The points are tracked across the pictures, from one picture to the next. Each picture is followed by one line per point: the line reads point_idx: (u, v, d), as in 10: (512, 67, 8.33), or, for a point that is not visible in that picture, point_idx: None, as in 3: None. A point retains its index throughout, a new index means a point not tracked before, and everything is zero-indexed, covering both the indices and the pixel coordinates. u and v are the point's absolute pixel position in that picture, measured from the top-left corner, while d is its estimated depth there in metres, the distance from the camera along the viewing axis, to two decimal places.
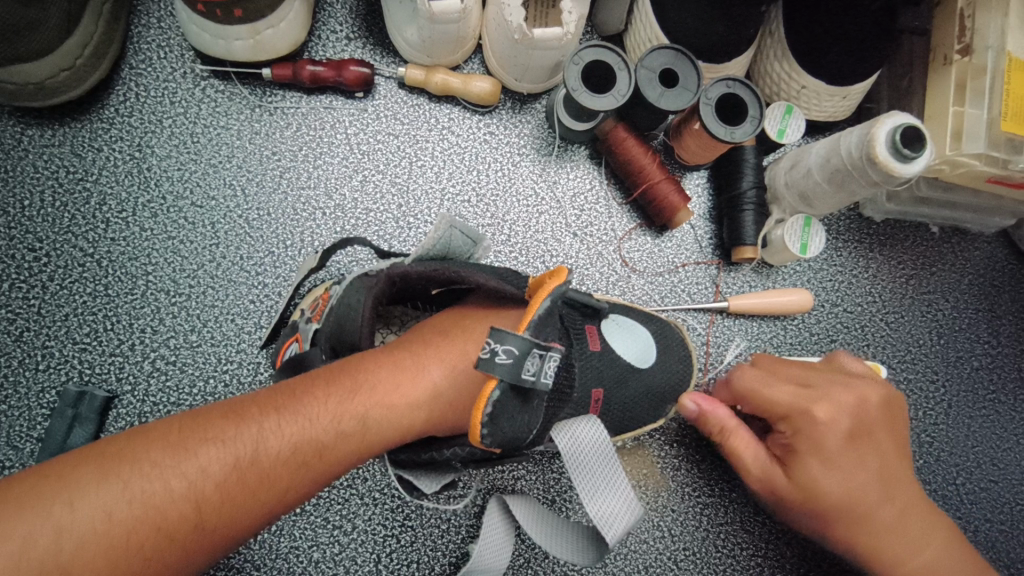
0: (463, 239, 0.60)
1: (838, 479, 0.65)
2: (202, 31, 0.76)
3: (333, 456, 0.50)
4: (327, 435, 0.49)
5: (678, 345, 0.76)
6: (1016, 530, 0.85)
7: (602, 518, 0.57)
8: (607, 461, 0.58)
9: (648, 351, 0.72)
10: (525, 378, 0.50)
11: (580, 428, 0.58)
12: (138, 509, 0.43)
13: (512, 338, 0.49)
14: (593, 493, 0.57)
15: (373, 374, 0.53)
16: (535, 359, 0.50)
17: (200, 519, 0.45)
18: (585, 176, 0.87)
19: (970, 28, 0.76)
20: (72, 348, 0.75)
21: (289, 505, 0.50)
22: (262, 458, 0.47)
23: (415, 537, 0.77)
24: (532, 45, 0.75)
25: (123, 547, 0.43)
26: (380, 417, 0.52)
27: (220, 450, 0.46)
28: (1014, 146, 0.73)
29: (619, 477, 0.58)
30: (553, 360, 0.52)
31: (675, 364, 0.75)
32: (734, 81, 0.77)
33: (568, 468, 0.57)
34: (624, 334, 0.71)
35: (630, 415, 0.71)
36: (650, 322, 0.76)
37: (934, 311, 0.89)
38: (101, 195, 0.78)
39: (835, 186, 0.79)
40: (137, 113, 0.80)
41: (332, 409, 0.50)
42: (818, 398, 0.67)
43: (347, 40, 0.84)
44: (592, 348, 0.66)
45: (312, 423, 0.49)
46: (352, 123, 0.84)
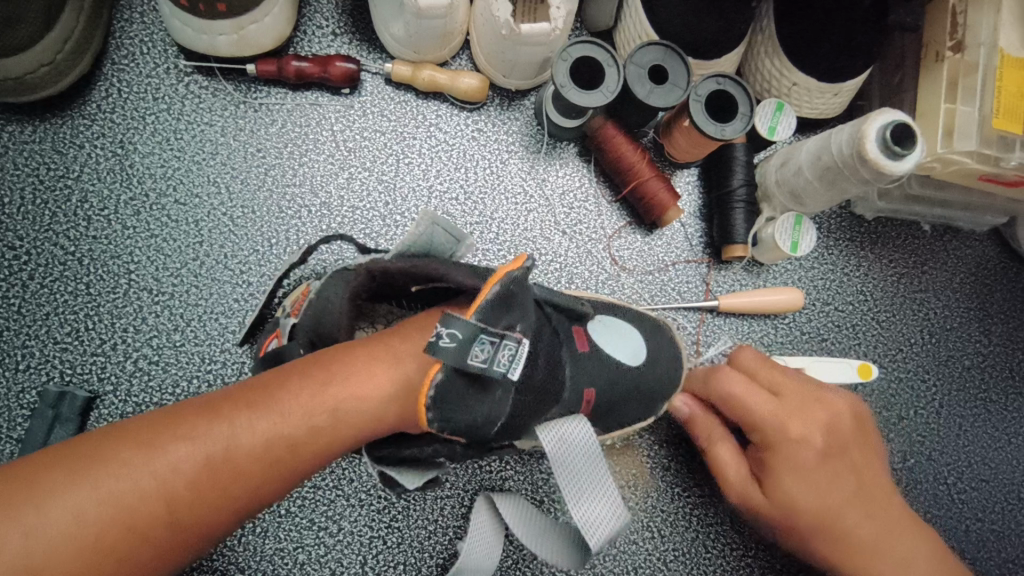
0: (446, 236, 0.58)
1: (805, 496, 0.66)
2: (185, 26, 0.75)
3: (307, 451, 0.49)
4: (300, 430, 0.49)
5: (667, 342, 0.75)
6: (1007, 530, 0.85)
7: (585, 524, 0.56)
8: (594, 463, 0.57)
9: (637, 352, 0.71)
10: (473, 364, 0.49)
11: (569, 428, 0.57)
12: (107, 509, 0.43)
13: (457, 323, 0.48)
14: (577, 497, 0.56)
15: (347, 367, 0.52)
16: (486, 345, 0.49)
17: (171, 518, 0.44)
18: (574, 173, 0.86)
19: (962, 24, 0.76)
20: (53, 347, 0.74)
21: (264, 501, 0.49)
22: (234, 456, 0.46)
23: (402, 538, 0.76)
24: (519, 40, 0.74)
25: (95, 547, 0.42)
26: (355, 409, 0.51)
27: (190, 446, 0.45)
28: (1006, 143, 0.73)
29: (606, 482, 0.57)
30: (509, 347, 0.50)
31: (664, 363, 0.74)
32: (724, 78, 0.76)
33: (555, 469, 0.56)
34: (612, 334, 0.70)
35: (618, 415, 0.70)
36: (640, 321, 0.75)
37: (925, 310, 0.89)
38: (82, 192, 0.77)
39: (826, 184, 0.78)
40: (120, 109, 0.79)
41: (305, 403, 0.49)
42: (792, 413, 0.68)
43: (333, 35, 0.83)
44: (581, 349, 0.65)
45: (285, 417, 0.48)
46: (338, 120, 0.83)
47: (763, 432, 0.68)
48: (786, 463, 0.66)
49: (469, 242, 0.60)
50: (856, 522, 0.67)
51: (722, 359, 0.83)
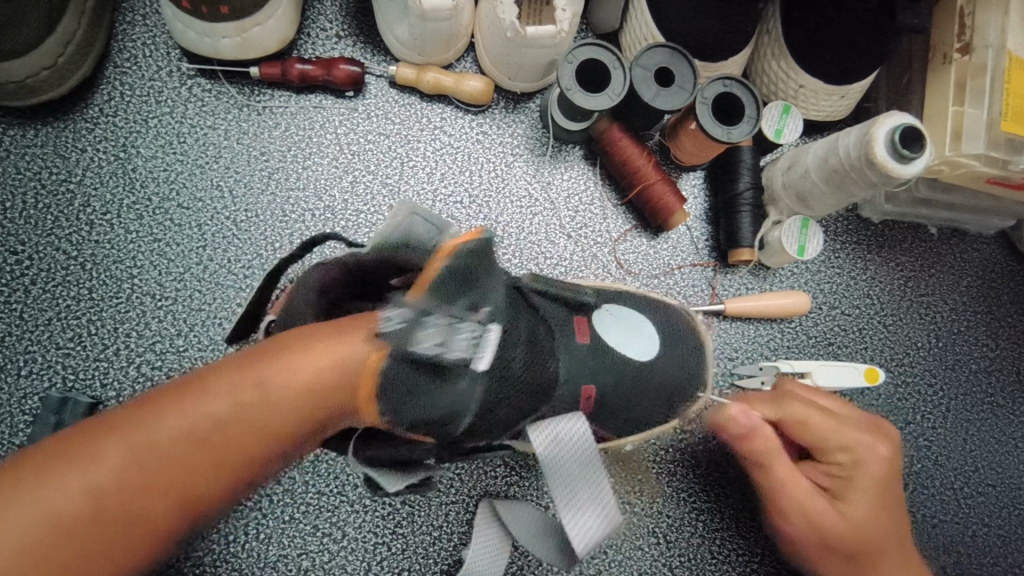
0: (427, 226, 0.57)
1: (872, 520, 0.67)
2: (189, 29, 0.74)
3: (255, 432, 0.44)
4: (245, 410, 0.44)
5: (689, 338, 0.73)
6: (1015, 535, 0.84)
7: (575, 523, 0.55)
8: (586, 462, 0.57)
9: (649, 348, 0.68)
10: (422, 348, 0.48)
11: (561, 426, 0.57)
12: (31, 514, 0.38)
13: (403, 304, 0.50)
14: (570, 501, 0.55)
15: (298, 347, 0.47)
16: (438, 327, 0.49)
17: (103, 517, 0.40)
18: (579, 176, 0.85)
19: (970, 27, 0.75)
20: (55, 353, 0.74)
21: (215, 494, 0.44)
22: (169, 442, 0.41)
23: (407, 544, 0.75)
24: (525, 43, 0.74)
25: (19, 557, 0.38)
26: (306, 387, 0.46)
27: (160, 429, 0.42)
28: (1013, 146, 0.73)
29: (598, 484, 0.56)
30: (464, 331, 0.50)
31: (681, 359, 0.71)
32: (731, 81, 0.75)
33: (544, 463, 0.56)
34: (620, 326, 0.67)
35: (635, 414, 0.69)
36: (660, 315, 0.73)
37: (932, 314, 0.88)
38: (84, 196, 0.77)
39: (833, 187, 0.78)
40: (122, 112, 0.79)
41: (248, 382, 0.45)
42: (869, 435, 0.69)
43: (336, 38, 0.82)
44: (580, 338, 0.62)
45: (226, 398, 0.44)
46: (342, 123, 0.82)
47: (845, 452, 0.68)
48: (863, 484, 0.67)
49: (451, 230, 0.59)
50: (898, 540, 0.69)
51: (728, 364, 0.83)
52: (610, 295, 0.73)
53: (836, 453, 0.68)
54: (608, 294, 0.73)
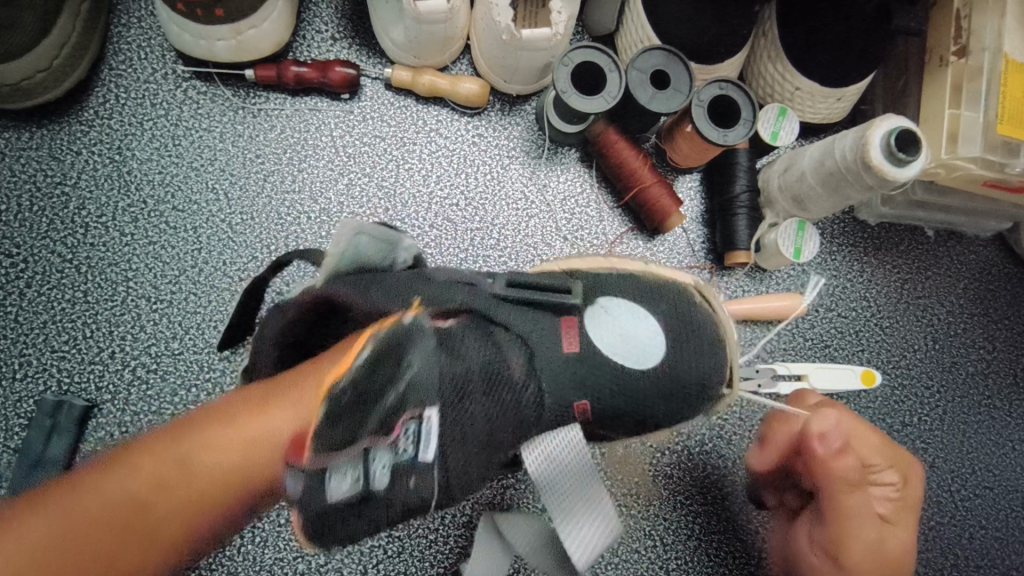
0: (373, 243, 0.60)
1: (912, 542, 0.68)
2: (184, 32, 0.74)
3: (167, 511, 0.45)
4: (156, 488, 0.45)
5: (707, 327, 0.62)
6: (1011, 537, 0.84)
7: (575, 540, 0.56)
8: (583, 480, 0.57)
9: (654, 343, 0.60)
10: (337, 496, 0.46)
11: (557, 446, 0.56)
12: None
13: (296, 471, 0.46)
14: (570, 516, 0.56)
15: (214, 429, 0.49)
16: (350, 471, 0.46)
17: None
18: (575, 178, 0.85)
19: (966, 30, 0.75)
20: (50, 356, 0.74)
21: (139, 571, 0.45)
22: (87, 517, 0.43)
23: (402, 547, 0.75)
24: (521, 46, 0.74)
25: None
26: (220, 464, 0.47)
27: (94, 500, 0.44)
28: (1010, 149, 0.73)
29: (597, 493, 0.57)
30: (382, 459, 0.47)
31: (687, 350, 0.61)
32: (727, 84, 0.75)
33: (540, 485, 0.56)
34: (618, 323, 0.60)
35: (645, 418, 0.60)
36: (665, 301, 0.63)
37: (929, 316, 0.88)
38: (80, 199, 0.77)
39: (829, 189, 0.78)
40: (118, 115, 0.78)
41: (163, 459, 0.46)
42: (903, 454, 0.71)
43: (332, 40, 0.82)
44: (567, 349, 0.57)
45: (142, 474, 0.45)
46: (338, 125, 0.82)
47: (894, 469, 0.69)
48: (905, 504, 0.69)
49: (400, 242, 0.62)
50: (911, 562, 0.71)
51: None
52: (606, 282, 0.65)
53: (887, 471, 0.69)
54: (603, 282, 0.65)
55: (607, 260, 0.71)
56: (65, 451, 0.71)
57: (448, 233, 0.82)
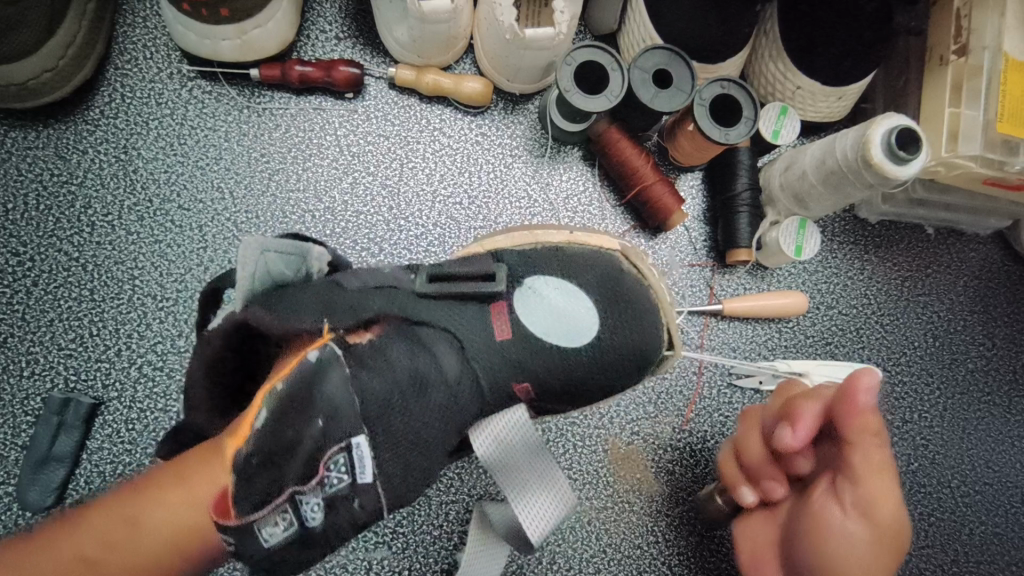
0: (281, 258, 0.57)
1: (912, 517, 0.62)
2: (189, 31, 0.75)
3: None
4: (95, 552, 0.45)
5: (636, 291, 0.63)
6: (1010, 533, 0.85)
7: (531, 517, 0.57)
8: (535, 458, 0.58)
9: (585, 317, 0.61)
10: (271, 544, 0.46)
11: (505, 430, 0.57)
12: None
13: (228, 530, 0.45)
14: (519, 489, 0.57)
15: (151, 499, 0.46)
16: (282, 520, 0.46)
17: None
18: (578, 177, 0.86)
19: (966, 29, 0.76)
20: (57, 354, 0.74)
21: None
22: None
23: (407, 544, 0.76)
24: (524, 44, 0.74)
25: None
26: (153, 529, 0.46)
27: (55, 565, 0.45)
28: (1010, 147, 0.73)
29: (548, 469, 0.58)
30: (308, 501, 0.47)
31: (619, 316, 0.61)
32: (728, 82, 0.76)
33: (493, 470, 0.56)
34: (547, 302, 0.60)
35: (588, 389, 0.62)
36: (591, 271, 0.63)
37: (929, 313, 0.89)
38: (86, 198, 0.77)
39: (830, 188, 0.78)
40: (123, 114, 0.79)
41: (102, 524, 0.46)
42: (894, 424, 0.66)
43: (336, 40, 0.83)
44: (499, 337, 0.58)
45: (83, 538, 0.45)
46: (342, 124, 0.82)
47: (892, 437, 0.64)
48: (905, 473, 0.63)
49: (310, 250, 0.60)
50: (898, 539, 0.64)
51: (727, 363, 0.83)
52: (528, 260, 0.64)
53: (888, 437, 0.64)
54: (530, 260, 0.64)
55: (536, 235, 0.69)
56: (72, 448, 0.71)
57: (451, 232, 0.82)
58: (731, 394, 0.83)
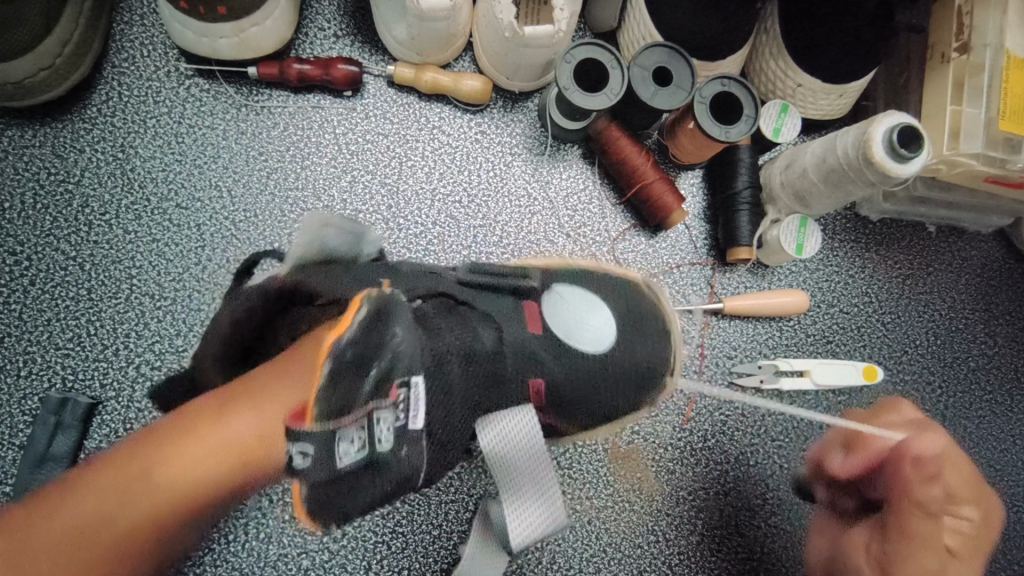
0: (339, 235, 0.59)
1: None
2: (186, 29, 0.74)
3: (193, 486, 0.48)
4: (180, 469, 0.48)
5: (659, 325, 0.67)
6: (1013, 533, 0.84)
7: (521, 522, 0.54)
8: (537, 460, 0.55)
9: (608, 333, 0.63)
10: (344, 462, 0.46)
11: (510, 423, 0.54)
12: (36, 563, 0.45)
13: (304, 436, 0.45)
14: (513, 493, 0.54)
15: (220, 421, 0.50)
16: (354, 439, 0.47)
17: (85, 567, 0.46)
18: (578, 175, 0.85)
19: (968, 26, 0.75)
20: (54, 354, 0.74)
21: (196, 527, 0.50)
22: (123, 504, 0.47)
23: (407, 543, 0.76)
24: (523, 42, 0.74)
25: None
26: (232, 437, 0.49)
27: (58, 529, 0.46)
28: (1011, 145, 0.73)
29: (549, 482, 0.55)
30: (385, 420, 0.47)
31: (650, 338, 0.66)
32: (729, 80, 0.75)
33: (490, 464, 0.54)
34: (579, 306, 0.63)
35: (603, 404, 0.64)
36: (625, 298, 0.68)
37: (931, 312, 0.88)
38: (83, 197, 0.77)
39: (831, 186, 0.78)
40: (120, 113, 0.79)
41: (175, 452, 0.48)
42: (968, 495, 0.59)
43: (334, 38, 0.82)
44: (532, 331, 0.60)
45: (161, 464, 0.48)
46: (341, 122, 0.82)
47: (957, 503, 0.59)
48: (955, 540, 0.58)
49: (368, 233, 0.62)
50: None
51: (727, 362, 0.83)
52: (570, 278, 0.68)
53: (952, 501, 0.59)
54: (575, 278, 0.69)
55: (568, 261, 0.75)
56: (69, 448, 0.71)
57: (451, 230, 0.82)
58: (731, 393, 0.83)
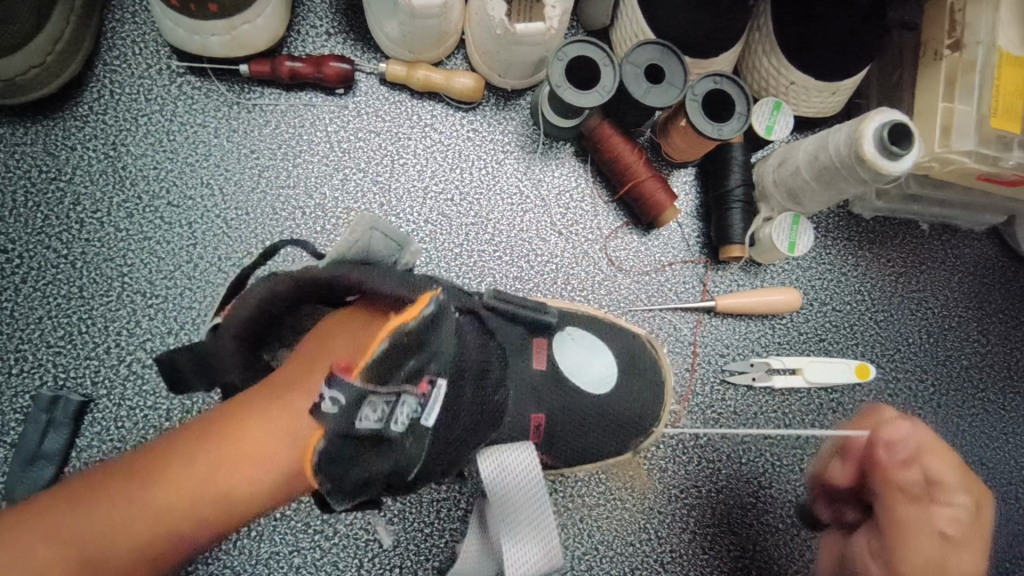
0: (385, 242, 0.56)
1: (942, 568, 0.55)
2: (178, 27, 0.74)
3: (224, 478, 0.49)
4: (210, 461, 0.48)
5: (650, 370, 0.73)
6: (1005, 530, 0.84)
7: (512, 552, 0.59)
8: (533, 494, 0.59)
9: (608, 378, 0.69)
10: (362, 426, 0.46)
11: (510, 458, 0.59)
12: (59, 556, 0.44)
13: (340, 385, 0.45)
14: (512, 527, 0.59)
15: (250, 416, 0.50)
16: (380, 406, 0.47)
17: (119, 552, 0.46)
18: (571, 173, 0.85)
19: (960, 23, 0.75)
20: (46, 352, 0.74)
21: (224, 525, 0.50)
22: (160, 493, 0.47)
23: (398, 542, 0.76)
24: (515, 40, 0.74)
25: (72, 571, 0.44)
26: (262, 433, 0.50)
27: (67, 543, 0.44)
28: (1004, 143, 0.73)
29: (543, 518, 0.59)
30: (408, 405, 0.48)
31: (641, 386, 0.72)
32: (721, 77, 0.75)
33: (489, 493, 0.59)
34: (583, 351, 0.68)
35: (590, 447, 0.70)
36: (620, 339, 0.73)
37: (923, 309, 0.88)
38: (75, 195, 0.77)
39: (823, 184, 0.78)
40: (112, 110, 0.78)
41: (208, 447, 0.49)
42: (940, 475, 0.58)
43: (327, 36, 0.82)
44: (538, 367, 0.64)
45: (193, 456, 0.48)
46: (333, 120, 0.82)
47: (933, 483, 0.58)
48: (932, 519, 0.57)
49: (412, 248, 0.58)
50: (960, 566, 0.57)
51: (719, 360, 0.83)
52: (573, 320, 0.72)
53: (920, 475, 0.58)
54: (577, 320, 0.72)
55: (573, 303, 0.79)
56: (61, 446, 0.71)
57: (443, 229, 0.82)
58: (723, 391, 0.83)
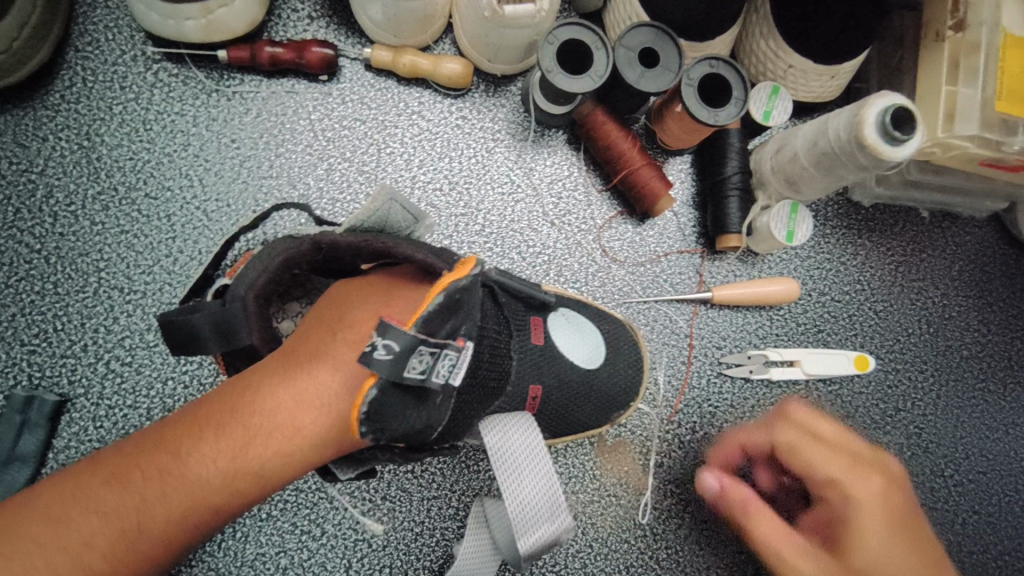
0: (403, 213, 0.55)
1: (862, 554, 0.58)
2: (150, 10, 0.70)
3: (255, 459, 0.45)
4: (239, 441, 0.44)
5: (630, 350, 0.74)
6: (1005, 522, 0.83)
7: (523, 522, 0.54)
8: (538, 460, 0.55)
9: (594, 356, 0.69)
10: (410, 376, 0.45)
11: (512, 426, 0.55)
12: (77, 540, 0.41)
13: (393, 332, 0.44)
14: (510, 472, 0.54)
15: (277, 392, 0.46)
16: (424, 357, 0.45)
17: (141, 534, 0.42)
18: (563, 161, 0.83)
19: (964, 2, 0.72)
20: (20, 350, 0.71)
21: (250, 504, 0.47)
22: (185, 476, 0.43)
23: (388, 541, 0.74)
24: (502, 23, 0.70)
25: (100, 552, 0.42)
26: (293, 410, 0.46)
27: (90, 523, 0.42)
28: (1009, 127, 0.71)
29: (553, 482, 0.55)
30: (449, 358, 0.47)
31: (623, 368, 0.73)
32: (717, 61, 0.72)
33: (494, 467, 0.54)
34: (573, 332, 0.68)
35: (578, 421, 0.71)
36: (605, 322, 0.74)
37: (923, 299, 0.87)
38: (47, 187, 0.74)
39: (823, 170, 0.76)
40: (84, 99, 0.75)
41: (236, 427, 0.45)
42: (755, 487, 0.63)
43: (309, 19, 0.79)
44: (534, 342, 0.63)
45: (222, 435, 0.44)
46: (316, 108, 0.79)
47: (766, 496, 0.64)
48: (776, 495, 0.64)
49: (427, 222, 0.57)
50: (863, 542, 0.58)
51: (716, 352, 0.81)
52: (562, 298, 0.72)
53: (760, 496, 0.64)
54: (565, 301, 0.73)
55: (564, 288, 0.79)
56: (37, 447, 0.69)
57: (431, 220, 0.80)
58: (720, 383, 0.81)
